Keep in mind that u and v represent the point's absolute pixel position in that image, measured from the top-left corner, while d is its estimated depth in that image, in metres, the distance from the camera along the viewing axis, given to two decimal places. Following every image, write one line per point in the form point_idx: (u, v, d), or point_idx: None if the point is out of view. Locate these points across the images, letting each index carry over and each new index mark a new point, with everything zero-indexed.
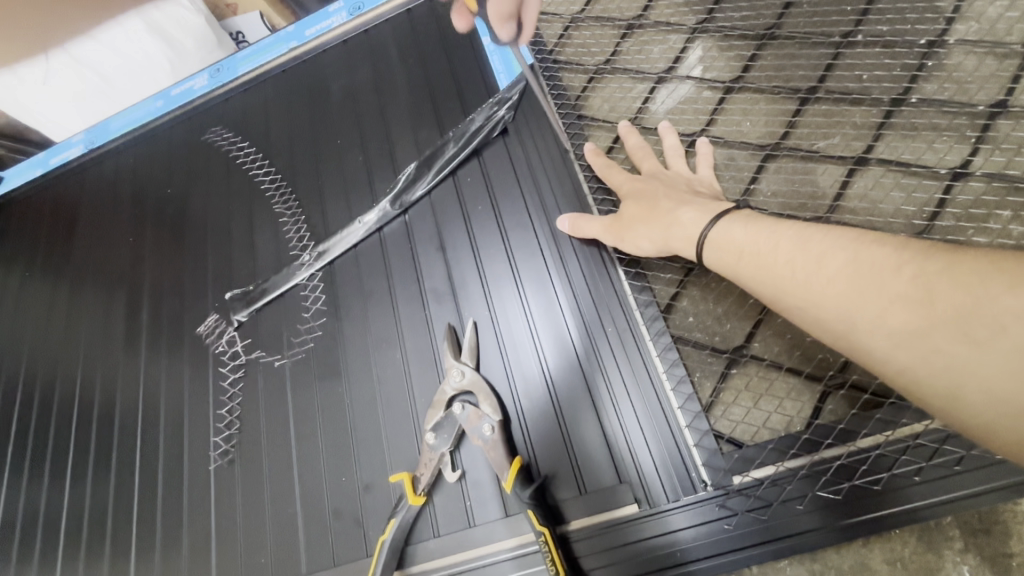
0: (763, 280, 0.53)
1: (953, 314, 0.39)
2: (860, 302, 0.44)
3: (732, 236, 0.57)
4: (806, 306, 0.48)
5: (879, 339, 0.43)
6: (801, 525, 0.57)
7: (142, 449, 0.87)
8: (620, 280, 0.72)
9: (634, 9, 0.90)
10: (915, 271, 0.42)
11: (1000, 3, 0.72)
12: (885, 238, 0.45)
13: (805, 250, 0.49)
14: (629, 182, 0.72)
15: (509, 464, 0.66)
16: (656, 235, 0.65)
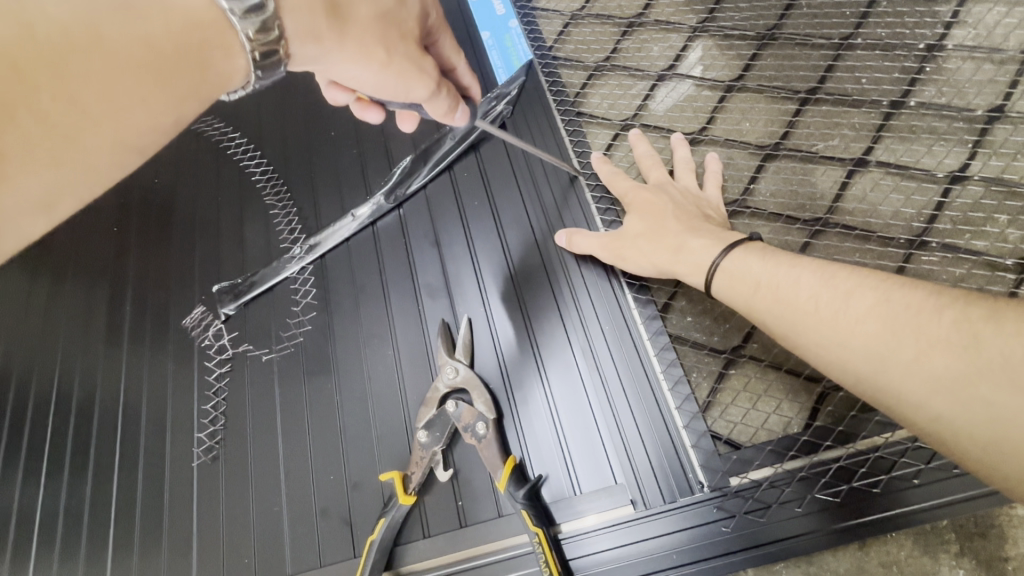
0: (783, 314, 0.51)
1: (1001, 361, 0.38)
2: (895, 344, 0.43)
3: (748, 268, 0.55)
4: (832, 344, 0.47)
5: (918, 384, 0.42)
6: (798, 528, 0.57)
7: (123, 445, 0.85)
8: (618, 277, 0.71)
9: (634, 7, 0.89)
10: (956, 315, 0.41)
11: (997, 9, 0.73)
12: (913, 280, 0.45)
13: (830, 285, 0.49)
14: (635, 190, 0.71)
15: (503, 463, 0.65)
16: (662, 258, 0.64)
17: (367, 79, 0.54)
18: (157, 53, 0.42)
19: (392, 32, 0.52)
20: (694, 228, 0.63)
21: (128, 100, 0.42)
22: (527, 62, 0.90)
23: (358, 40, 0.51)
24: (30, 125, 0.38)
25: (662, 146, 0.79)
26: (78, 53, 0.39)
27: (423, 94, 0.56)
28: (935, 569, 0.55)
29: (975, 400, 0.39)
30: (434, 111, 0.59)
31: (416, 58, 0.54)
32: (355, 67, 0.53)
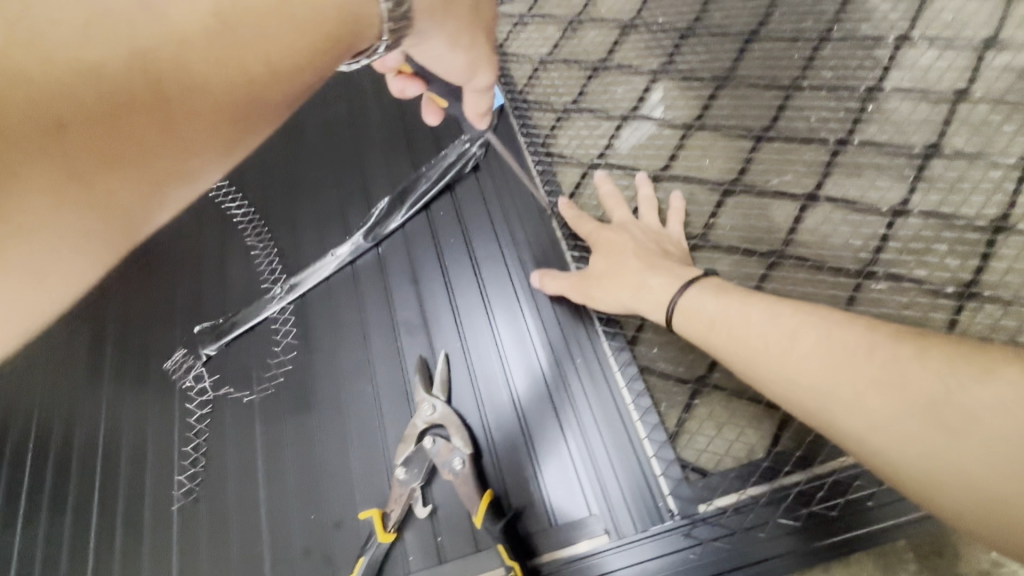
0: (735, 350, 0.54)
1: (927, 400, 0.41)
2: (835, 382, 0.46)
3: (703, 306, 0.59)
4: (780, 380, 0.50)
5: (857, 422, 0.44)
6: (762, 552, 0.59)
7: (101, 491, 0.85)
8: (590, 317, 0.74)
9: (599, 52, 0.95)
10: (888, 353, 0.45)
11: (930, 53, 0.79)
12: (852, 320, 0.49)
13: (776, 324, 0.52)
14: (601, 231, 0.75)
15: (480, 497, 0.66)
16: (625, 296, 0.67)
17: (446, 58, 0.56)
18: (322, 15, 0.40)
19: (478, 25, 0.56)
20: (652, 266, 0.66)
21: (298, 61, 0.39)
22: (500, 106, 0.94)
23: (455, 27, 0.53)
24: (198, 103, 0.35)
25: (627, 183, 0.83)
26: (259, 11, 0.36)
27: (482, 83, 0.61)
28: None
29: (907, 438, 0.42)
30: (474, 104, 0.64)
31: (488, 53, 0.59)
32: (441, 46, 0.54)
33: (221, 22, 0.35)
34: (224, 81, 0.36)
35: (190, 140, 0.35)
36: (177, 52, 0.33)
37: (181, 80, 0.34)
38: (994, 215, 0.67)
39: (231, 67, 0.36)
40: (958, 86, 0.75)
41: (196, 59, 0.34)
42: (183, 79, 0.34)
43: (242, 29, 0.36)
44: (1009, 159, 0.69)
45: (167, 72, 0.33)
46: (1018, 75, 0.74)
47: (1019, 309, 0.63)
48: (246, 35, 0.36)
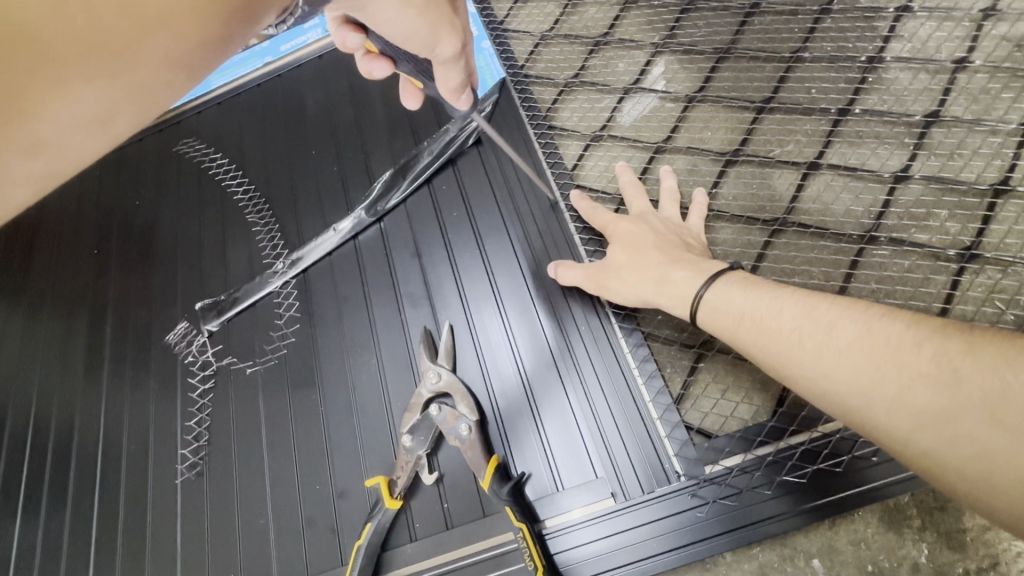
0: (767, 345, 0.53)
1: (981, 399, 0.40)
2: (878, 380, 0.45)
3: (731, 300, 0.57)
4: (817, 377, 0.49)
5: (903, 420, 0.43)
6: (768, 511, 0.60)
7: (103, 469, 0.84)
8: (604, 307, 0.72)
9: (600, 27, 0.95)
10: (936, 349, 0.43)
11: (930, 23, 0.79)
12: (895, 314, 0.47)
13: (812, 318, 0.51)
14: (617, 222, 0.72)
15: (487, 462, 0.66)
16: (646, 290, 0.65)
17: (400, 23, 0.51)
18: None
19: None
20: (676, 259, 0.64)
21: (179, 15, 0.35)
22: (499, 80, 0.94)
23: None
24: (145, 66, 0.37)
25: (629, 156, 0.84)
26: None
27: (446, 49, 0.54)
28: (899, 544, 0.58)
29: (959, 438, 0.40)
30: (445, 80, 0.59)
31: (447, 13, 0.53)
32: (390, 6, 0.49)
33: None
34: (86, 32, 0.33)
35: (53, 102, 0.35)
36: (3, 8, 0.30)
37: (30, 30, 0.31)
38: (994, 180, 0.68)
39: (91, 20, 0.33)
40: (957, 56, 0.76)
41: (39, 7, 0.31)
42: (43, 35, 0.32)
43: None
44: (1008, 125, 0.70)
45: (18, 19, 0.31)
46: (1016, 44, 0.75)
47: (1019, 270, 0.64)
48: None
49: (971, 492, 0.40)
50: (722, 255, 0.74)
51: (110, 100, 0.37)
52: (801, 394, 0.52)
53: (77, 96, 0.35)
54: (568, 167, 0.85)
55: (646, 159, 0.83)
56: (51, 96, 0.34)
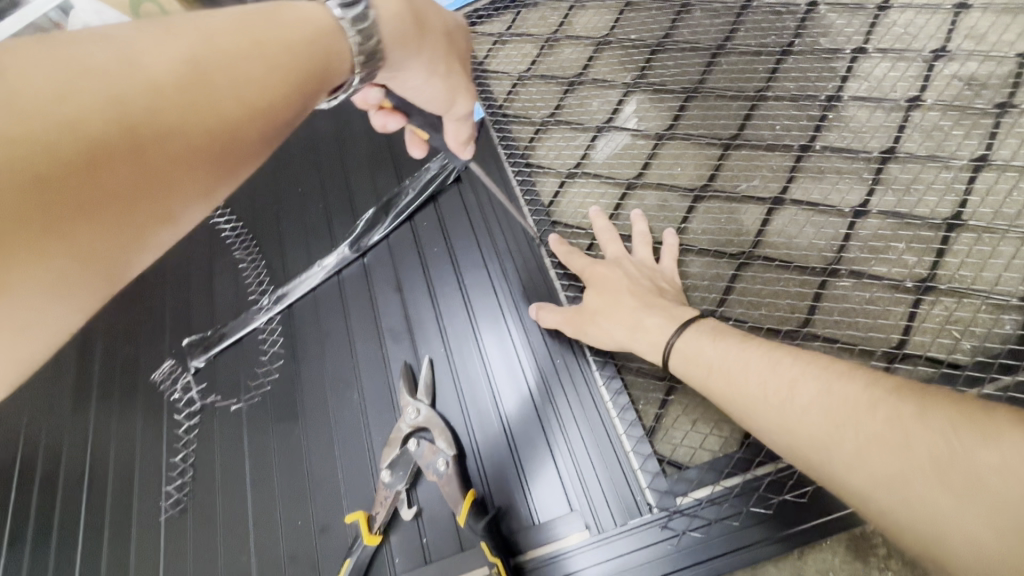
0: (736, 398, 0.55)
1: (928, 460, 0.41)
2: (837, 438, 0.46)
3: (701, 351, 0.59)
4: (782, 432, 0.51)
5: (861, 479, 0.44)
6: (737, 541, 0.61)
7: (88, 507, 0.85)
8: (582, 348, 0.74)
9: (575, 68, 0.99)
10: (889, 410, 0.44)
11: (884, 64, 0.83)
12: (853, 372, 0.49)
13: (776, 372, 0.52)
14: (593, 266, 0.74)
15: (463, 497, 0.67)
16: (620, 333, 0.67)
17: (425, 88, 0.57)
18: (294, 56, 0.42)
19: (453, 55, 0.58)
20: (648, 304, 0.66)
21: (273, 104, 0.41)
22: (480, 119, 0.98)
23: (431, 52, 0.54)
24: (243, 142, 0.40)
25: (603, 192, 0.87)
26: (237, 56, 0.39)
27: (461, 110, 0.61)
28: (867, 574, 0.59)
29: (913, 500, 0.41)
30: (457, 132, 0.64)
31: (467, 81, 0.59)
32: (418, 76, 0.55)
33: (196, 74, 0.37)
34: (211, 123, 0.37)
35: (174, 186, 0.37)
36: (150, 104, 0.35)
37: (169, 124, 0.35)
38: (948, 214, 0.71)
39: (218, 114, 0.38)
40: (910, 95, 0.80)
41: (182, 106, 0.36)
42: (179, 129, 0.36)
43: (220, 79, 0.38)
44: (959, 160, 0.73)
45: (162, 117, 0.35)
46: (965, 83, 0.78)
47: (973, 300, 0.66)
48: (231, 75, 0.38)
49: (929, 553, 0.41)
50: (690, 288, 0.76)
51: (218, 178, 0.40)
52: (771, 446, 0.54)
53: (193, 180, 0.38)
54: (544, 204, 0.88)
55: (618, 195, 0.86)
56: (174, 178, 0.37)
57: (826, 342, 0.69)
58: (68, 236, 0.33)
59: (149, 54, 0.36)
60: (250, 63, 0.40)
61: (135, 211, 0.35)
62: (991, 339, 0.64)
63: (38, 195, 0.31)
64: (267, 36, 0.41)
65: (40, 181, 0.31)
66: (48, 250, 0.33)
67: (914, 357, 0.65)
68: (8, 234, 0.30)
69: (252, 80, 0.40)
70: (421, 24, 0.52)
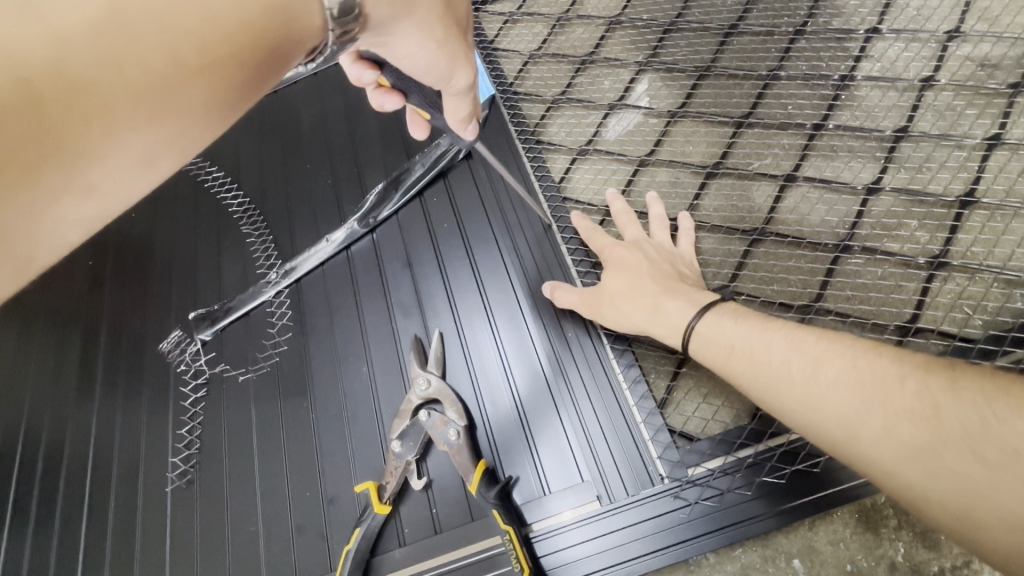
0: (757, 378, 0.54)
1: (961, 431, 0.39)
2: (864, 415, 0.45)
3: (722, 332, 0.58)
4: (805, 410, 0.49)
5: (888, 453, 0.44)
6: (748, 512, 0.61)
7: (93, 481, 0.84)
8: (597, 331, 0.73)
9: (586, 47, 0.98)
10: (919, 385, 0.43)
11: (897, 44, 0.83)
12: (881, 349, 0.48)
13: (800, 351, 0.51)
14: (612, 247, 0.73)
15: (474, 467, 0.67)
16: (637, 315, 0.66)
17: (421, 56, 0.52)
18: (248, 10, 0.38)
19: (452, 19, 0.52)
20: (668, 290, 0.65)
21: (219, 62, 0.38)
22: (490, 97, 0.97)
23: (425, 14, 0.49)
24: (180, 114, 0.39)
25: (614, 169, 0.86)
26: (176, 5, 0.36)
27: (461, 84, 0.56)
28: (877, 543, 0.60)
29: (943, 471, 0.40)
30: (455, 110, 0.60)
31: (465, 49, 0.55)
32: (413, 41, 0.50)
33: (114, 21, 0.34)
34: (134, 82, 0.36)
35: (105, 148, 0.37)
36: (58, 53, 0.33)
37: (90, 82, 0.34)
38: (960, 192, 0.71)
39: (137, 66, 0.36)
40: (924, 74, 0.80)
41: (94, 62, 0.34)
42: (106, 91, 0.35)
43: (143, 23, 0.35)
44: (972, 140, 0.74)
45: (76, 74, 0.33)
46: (978, 64, 0.79)
47: (985, 276, 0.66)
48: (161, 26, 0.35)
49: (955, 522, 0.41)
50: (703, 264, 0.76)
51: (154, 144, 0.40)
52: (792, 427, 0.53)
53: (124, 143, 0.38)
54: (555, 180, 0.88)
55: (630, 171, 0.85)
56: (103, 144, 0.36)
57: (838, 317, 0.69)
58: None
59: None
60: (189, 12, 0.36)
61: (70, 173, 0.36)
62: (1003, 314, 0.64)
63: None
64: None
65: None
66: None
67: (927, 331, 0.66)
68: None
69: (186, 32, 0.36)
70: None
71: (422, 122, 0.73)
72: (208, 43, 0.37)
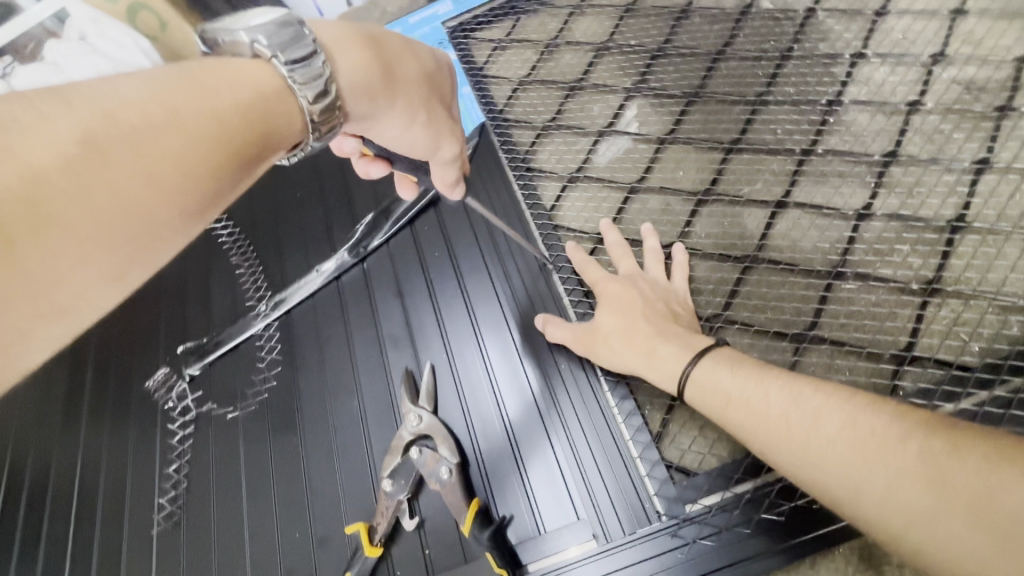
0: (754, 427, 0.53)
1: (968, 497, 0.39)
2: (867, 475, 0.44)
3: (718, 379, 0.57)
4: (806, 465, 0.48)
5: (893, 515, 0.43)
6: (748, 551, 0.60)
7: (77, 522, 0.82)
8: (593, 367, 0.71)
9: (576, 73, 0.99)
10: (921, 445, 0.43)
11: (883, 68, 0.83)
12: (880, 404, 0.47)
13: (798, 404, 0.50)
14: (606, 281, 0.72)
15: (467, 506, 0.65)
16: (633, 359, 0.65)
17: (404, 138, 0.56)
18: (226, 125, 0.39)
19: (432, 98, 0.55)
20: (663, 331, 0.64)
21: (199, 173, 0.38)
22: (480, 125, 0.97)
23: (406, 102, 0.52)
24: (160, 226, 0.37)
25: (606, 196, 0.86)
26: (151, 129, 0.35)
27: (445, 154, 0.59)
28: None
29: (949, 536, 0.40)
30: (441, 176, 0.62)
31: (448, 125, 0.58)
32: (396, 125, 0.53)
33: (88, 150, 0.33)
34: (108, 211, 0.34)
35: (75, 273, 0.33)
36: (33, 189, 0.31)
37: (55, 212, 0.32)
38: (951, 217, 0.71)
39: (114, 194, 0.34)
40: (910, 98, 0.80)
41: (66, 189, 0.32)
42: (80, 217, 0.33)
43: (121, 150, 0.34)
44: (961, 164, 0.74)
45: (48, 203, 0.32)
46: (965, 87, 0.79)
47: (979, 302, 0.66)
48: (141, 149, 0.35)
49: None
50: (695, 293, 0.75)
51: (127, 264, 0.36)
52: (787, 477, 0.52)
53: (96, 267, 0.34)
54: (546, 208, 0.87)
55: (621, 198, 0.85)
56: (70, 269, 0.33)
57: (833, 345, 0.68)
58: None
59: (29, 140, 0.32)
60: (166, 134, 0.36)
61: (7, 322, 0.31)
62: (999, 341, 0.64)
63: None
64: (195, 100, 0.38)
65: None
66: None
67: (923, 359, 0.65)
68: None
69: (161, 154, 0.36)
70: (393, 75, 0.50)
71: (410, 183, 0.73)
72: (187, 161, 0.37)
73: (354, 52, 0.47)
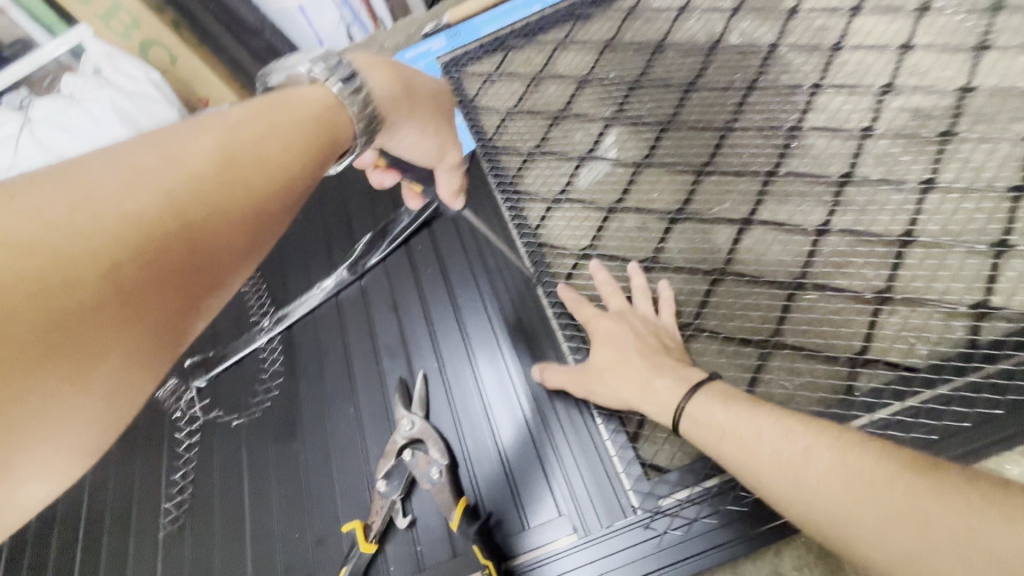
0: (748, 463, 0.55)
1: (952, 540, 0.41)
2: (855, 514, 0.46)
3: (711, 415, 0.59)
4: (798, 503, 0.50)
5: (881, 556, 0.44)
6: (715, 540, 0.64)
7: (87, 526, 0.86)
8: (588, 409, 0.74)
9: (559, 103, 1.06)
10: (908, 487, 0.44)
11: (839, 98, 0.91)
12: (865, 444, 0.49)
13: (790, 442, 0.52)
14: (600, 318, 0.75)
15: (456, 503, 0.70)
16: (628, 393, 0.67)
17: (420, 144, 0.66)
18: (305, 130, 0.49)
19: (440, 113, 0.68)
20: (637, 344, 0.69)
21: (293, 170, 0.47)
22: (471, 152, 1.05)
23: (426, 114, 0.63)
24: (263, 209, 0.45)
25: (587, 216, 0.92)
26: (257, 137, 0.45)
27: (452, 160, 0.73)
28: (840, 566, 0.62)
29: None
30: (447, 182, 0.78)
31: (452, 135, 0.71)
32: (416, 131, 0.63)
33: (221, 151, 0.43)
34: (241, 203, 0.43)
35: (214, 245, 0.41)
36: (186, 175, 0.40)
37: (204, 195, 0.40)
38: (901, 232, 0.77)
39: (244, 191, 0.43)
40: (863, 125, 0.88)
41: (207, 174, 0.41)
42: (218, 199, 0.41)
43: (242, 153, 0.44)
44: (909, 184, 0.80)
45: (197, 185, 0.40)
46: (912, 114, 0.86)
47: (925, 309, 0.72)
48: (256, 152, 0.45)
49: None
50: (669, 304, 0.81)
51: (243, 245, 0.44)
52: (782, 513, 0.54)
53: (225, 238, 0.42)
54: (531, 226, 0.93)
55: (601, 218, 0.92)
56: (209, 240, 0.41)
57: (794, 349, 0.74)
58: (128, 295, 0.36)
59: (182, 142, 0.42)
60: (269, 140, 0.46)
61: (141, 329, 0.37)
62: (943, 344, 0.69)
63: (122, 251, 0.36)
64: (250, 141, 0.45)
65: (112, 256, 0.35)
66: (119, 321, 0.36)
67: (874, 361, 0.71)
68: (85, 321, 0.34)
69: (250, 181, 0.44)
70: (413, 93, 0.61)
71: (416, 194, 0.91)
72: (284, 160, 0.46)
73: (380, 73, 0.58)
